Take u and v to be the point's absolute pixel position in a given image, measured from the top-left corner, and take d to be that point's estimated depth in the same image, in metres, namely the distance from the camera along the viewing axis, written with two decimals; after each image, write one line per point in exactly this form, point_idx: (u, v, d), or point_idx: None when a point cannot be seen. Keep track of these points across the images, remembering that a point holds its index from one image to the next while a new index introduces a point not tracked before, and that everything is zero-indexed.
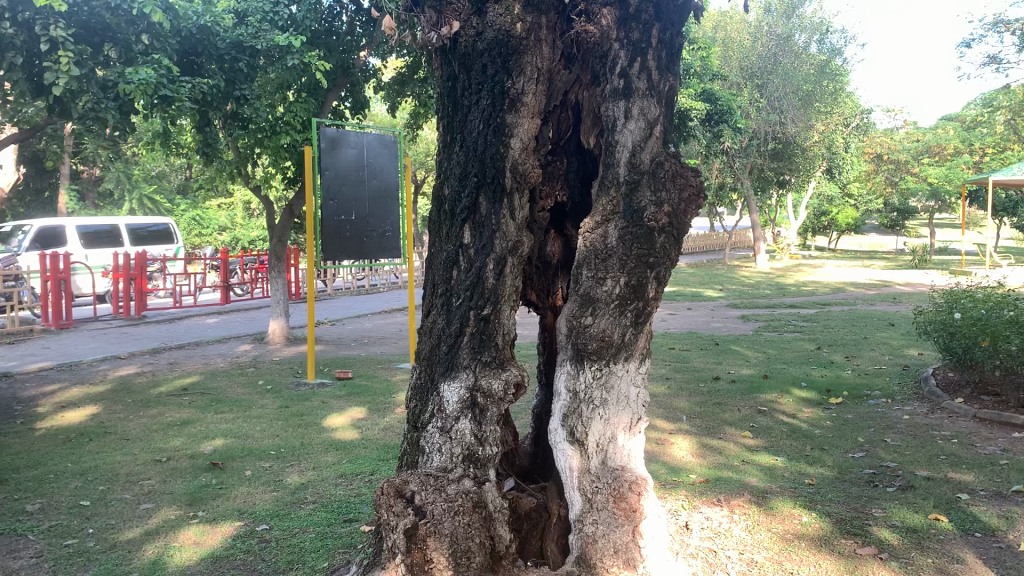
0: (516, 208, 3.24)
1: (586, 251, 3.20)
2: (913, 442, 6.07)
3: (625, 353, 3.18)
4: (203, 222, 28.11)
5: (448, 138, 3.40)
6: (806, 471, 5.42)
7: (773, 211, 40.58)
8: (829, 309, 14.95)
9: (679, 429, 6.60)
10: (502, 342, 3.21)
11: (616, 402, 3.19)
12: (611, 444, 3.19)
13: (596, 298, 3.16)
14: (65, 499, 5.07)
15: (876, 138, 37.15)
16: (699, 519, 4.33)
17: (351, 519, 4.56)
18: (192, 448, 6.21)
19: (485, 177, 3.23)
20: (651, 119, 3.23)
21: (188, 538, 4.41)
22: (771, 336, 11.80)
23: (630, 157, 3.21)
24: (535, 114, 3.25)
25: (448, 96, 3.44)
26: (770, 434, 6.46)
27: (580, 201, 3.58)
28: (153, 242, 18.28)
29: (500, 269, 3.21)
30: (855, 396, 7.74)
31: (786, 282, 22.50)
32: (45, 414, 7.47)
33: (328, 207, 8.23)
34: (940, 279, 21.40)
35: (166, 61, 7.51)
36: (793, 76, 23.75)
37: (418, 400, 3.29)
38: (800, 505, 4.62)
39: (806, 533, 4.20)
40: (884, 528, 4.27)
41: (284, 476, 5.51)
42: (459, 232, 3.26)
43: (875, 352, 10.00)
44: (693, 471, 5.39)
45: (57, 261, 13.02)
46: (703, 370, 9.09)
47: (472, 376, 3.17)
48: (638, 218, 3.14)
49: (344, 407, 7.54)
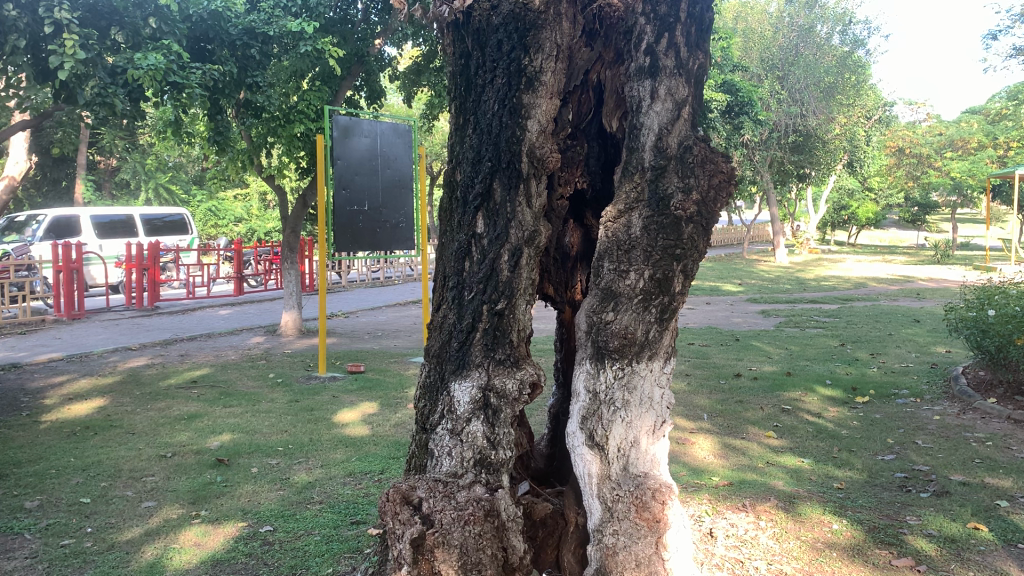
0: (533, 194, 3.03)
1: (607, 242, 2.99)
2: (946, 444, 5.81)
3: (648, 352, 2.97)
4: (219, 214, 28.00)
5: (461, 120, 3.19)
6: (834, 474, 5.20)
7: (793, 204, 40.11)
8: (852, 305, 14.60)
9: (699, 428, 6.37)
10: (518, 338, 3.01)
11: (639, 404, 2.97)
12: (634, 448, 2.95)
13: (618, 292, 2.95)
14: (64, 497, 4.90)
15: (898, 131, 36.35)
16: (723, 525, 4.11)
17: (358, 521, 4.37)
18: (198, 443, 6.05)
19: (499, 162, 3.02)
20: (679, 99, 3.00)
21: (189, 540, 4.23)
22: (793, 331, 11.54)
23: (656, 140, 2.98)
24: (553, 94, 3.04)
25: (461, 74, 3.23)
26: (795, 434, 6.22)
27: (601, 188, 3.37)
28: (167, 233, 18.18)
29: (515, 261, 3.00)
30: (882, 396, 7.46)
31: (806, 277, 22.11)
32: (51, 406, 7.34)
33: (341, 197, 8.01)
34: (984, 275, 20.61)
35: (175, 46, 7.37)
36: (816, 67, 23.41)
37: (427, 400, 3.09)
38: (830, 511, 4.39)
39: (837, 542, 3.98)
40: (920, 538, 4.03)
41: (290, 473, 5.33)
42: (472, 221, 3.06)
43: (901, 349, 9.72)
44: (716, 474, 5.16)
45: (69, 251, 12.90)
46: (724, 367, 8.86)
47: (485, 375, 2.97)
48: (664, 206, 2.93)
49: (356, 401, 7.36)
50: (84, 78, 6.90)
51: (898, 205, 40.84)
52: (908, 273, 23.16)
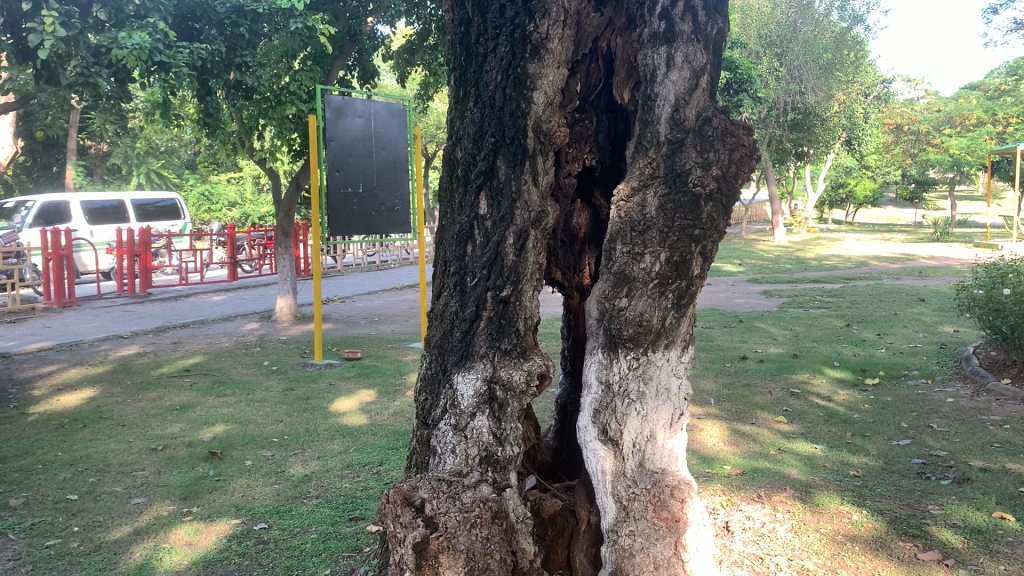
0: (539, 172, 2.82)
1: (619, 223, 2.79)
2: (962, 428, 5.62)
3: (665, 340, 2.77)
4: (212, 198, 27.73)
5: (461, 92, 2.98)
6: (849, 460, 5.02)
7: (790, 181, 39.81)
8: (854, 285, 14.41)
9: (707, 414, 6.18)
10: (524, 327, 2.80)
11: (655, 396, 2.77)
12: (650, 443, 2.76)
13: (632, 276, 2.75)
14: (52, 493, 4.72)
15: (896, 108, 36.05)
16: (739, 519, 3.94)
17: (356, 517, 4.18)
18: (189, 435, 5.85)
19: (503, 137, 2.81)
20: (697, 67, 2.79)
21: (180, 538, 4.05)
22: (797, 311, 11.38)
23: (673, 111, 2.78)
24: (561, 63, 2.83)
25: (460, 42, 3.01)
26: (806, 418, 6.05)
27: (611, 165, 3.16)
28: (160, 218, 17.94)
29: (522, 244, 2.79)
30: (892, 378, 7.27)
31: (807, 257, 21.90)
32: (40, 397, 7.15)
33: (334, 179, 7.79)
34: (988, 254, 20.39)
35: (161, 25, 7.16)
36: (814, 43, 23.04)
37: (428, 394, 2.90)
38: (848, 501, 4.21)
39: (859, 534, 3.80)
40: (945, 529, 3.86)
41: (286, 466, 5.14)
42: (474, 202, 2.85)
43: (908, 329, 9.54)
44: (727, 462, 4.98)
45: (59, 237, 12.66)
46: (728, 349, 8.67)
47: (490, 366, 2.77)
48: (682, 182, 2.72)
49: (353, 389, 7.18)
50: (65, 57, 6.67)
51: (896, 182, 40.65)
52: (908, 251, 22.93)
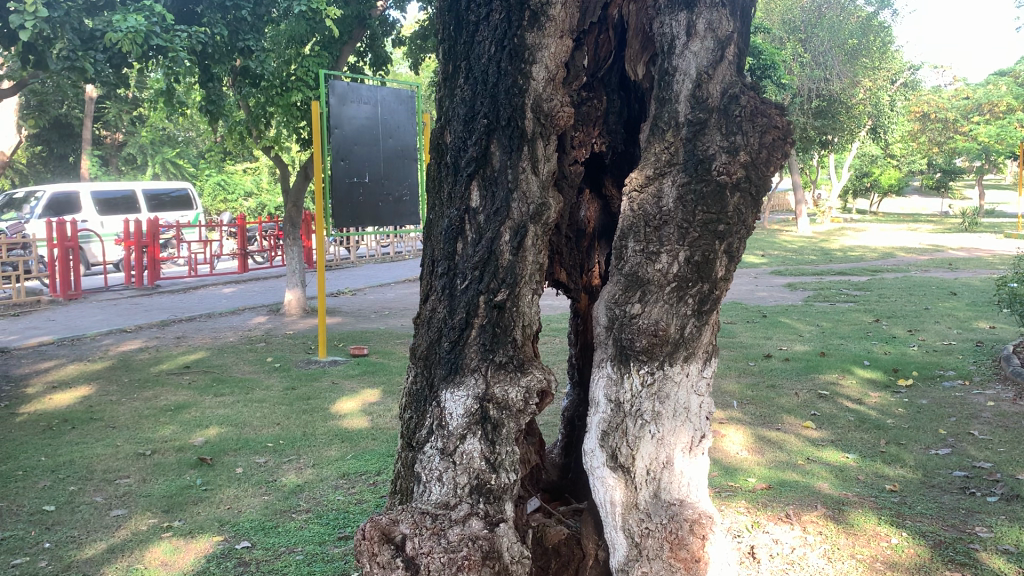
0: (539, 158, 2.46)
1: (632, 217, 2.42)
2: (1007, 436, 5.21)
3: (684, 352, 2.41)
4: (227, 188, 27.46)
5: (450, 66, 2.61)
6: (884, 472, 4.63)
7: (813, 169, 39.08)
8: (882, 277, 13.89)
9: (730, 418, 5.80)
10: (522, 336, 2.46)
11: (672, 415, 2.41)
12: (666, 469, 2.40)
13: (645, 279, 2.39)
14: (27, 504, 4.42)
15: (923, 95, 35.18)
16: (765, 543, 3.58)
17: (346, 537, 3.87)
18: (180, 439, 5.53)
19: (498, 118, 2.45)
20: (721, 36, 2.42)
21: (155, 559, 3.73)
22: (823, 306, 10.92)
23: (694, 88, 2.40)
24: (563, 33, 2.47)
25: (450, 9, 2.63)
26: (835, 423, 5.65)
27: (623, 150, 2.81)
28: (171, 208, 17.69)
29: (519, 242, 2.44)
30: (926, 378, 6.84)
31: (831, 247, 21.28)
32: (32, 395, 6.87)
33: (339, 168, 7.41)
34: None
35: (157, 7, 6.82)
36: (841, 28, 22.37)
37: (413, 411, 2.55)
38: (886, 522, 3.82)
39: (899, 561, 3.42)
40: (996, 556, 3.45)
41: (278, 475, 4.81)
42: (464, 193, 2.50)
43: (940, 326, 9.09)
44: (751, 474, 4.61)
45: (64, 228, 12.37)
46: (751, 347, 8.25)
47: (482, 382, 2.42)
48: (703, 170, 2.35)
49: (357, 388, 6.85)
50: (53, 40, 6.42)
51: (922, 172, 39.79)
52: (936, 242, 22.24)
